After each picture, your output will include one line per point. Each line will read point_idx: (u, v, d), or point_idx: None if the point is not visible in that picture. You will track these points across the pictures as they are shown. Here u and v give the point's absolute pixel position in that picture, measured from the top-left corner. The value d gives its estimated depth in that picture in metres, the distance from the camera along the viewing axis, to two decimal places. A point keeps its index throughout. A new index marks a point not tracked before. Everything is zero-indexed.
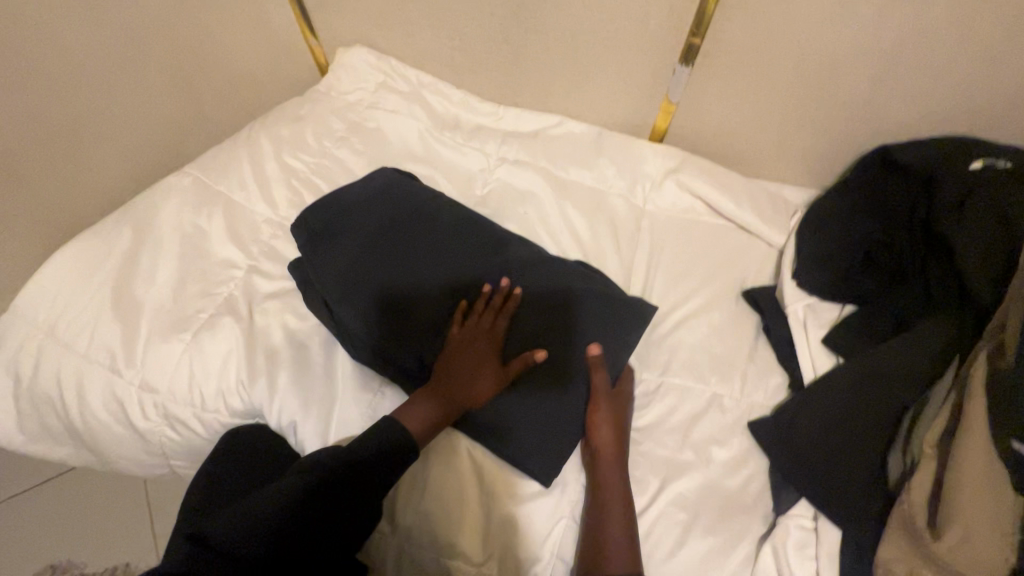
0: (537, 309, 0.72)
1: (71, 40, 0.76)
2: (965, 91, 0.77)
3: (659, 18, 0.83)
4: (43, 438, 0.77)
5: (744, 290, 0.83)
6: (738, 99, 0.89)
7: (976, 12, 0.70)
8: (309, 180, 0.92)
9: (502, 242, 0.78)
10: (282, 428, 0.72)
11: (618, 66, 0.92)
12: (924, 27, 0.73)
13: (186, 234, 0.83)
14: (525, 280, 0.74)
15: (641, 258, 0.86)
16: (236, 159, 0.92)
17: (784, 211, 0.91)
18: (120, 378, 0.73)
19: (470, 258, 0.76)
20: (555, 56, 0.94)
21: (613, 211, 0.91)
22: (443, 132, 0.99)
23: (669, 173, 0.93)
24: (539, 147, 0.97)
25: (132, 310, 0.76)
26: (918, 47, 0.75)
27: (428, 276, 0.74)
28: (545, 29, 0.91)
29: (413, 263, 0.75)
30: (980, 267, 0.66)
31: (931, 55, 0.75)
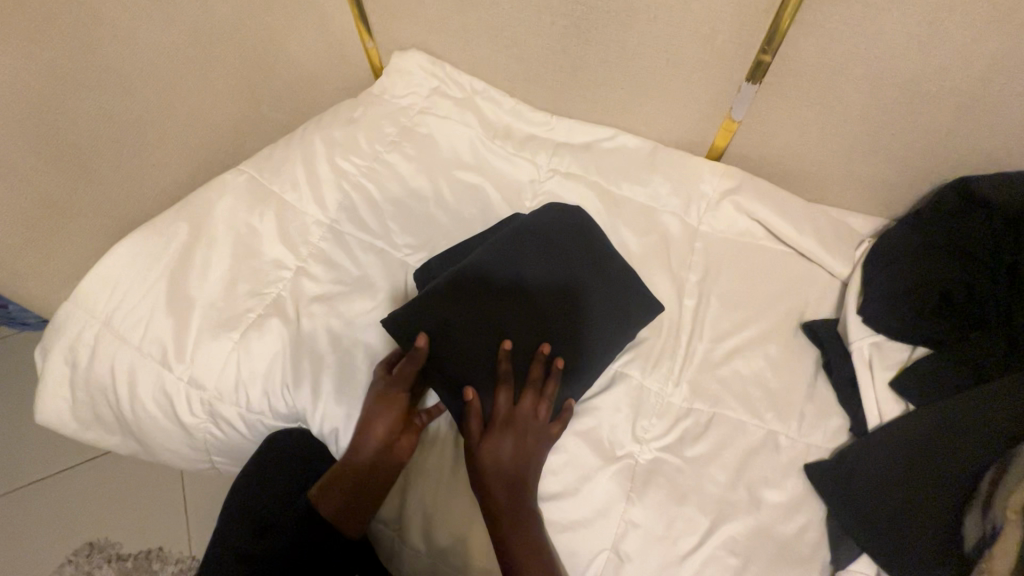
0: (614, 341, 0.72)
1: (144, 38, 0.77)
2: None
3: (728, 34, 0.80)
4: (92, 425, 0.79)
5: (803, 322, 0.79)
6: (806, 120, 0.85)
7: None
8: (359, 183, 0.92)
9: (581, 280, 0.73)
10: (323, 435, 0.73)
11: (679, 81, 0.89)
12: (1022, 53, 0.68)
13: (239, 232, 0.84)
14: (621, 327, 0.73)
15: (693, 281, 0.83)
16: (290, 160, 0.93)
17: (849, 239, 0.86)
18: (170, 372, 0.74)
19: (540, 306, 0.70)
20: (614, 69, 0.92)
21: (665, 231, 0.88)
22: (494, 141, 0.98)
23: (726, 194, 0.90)
24: (591, 160, 0.95)
25: (187, 306, 0.77)
26: (1011, 75, 0.70)
27: (493, 331, 0.67)
28: (607, 40, 0.88)
29: (484, 319, 0.68)
30: None
31: None
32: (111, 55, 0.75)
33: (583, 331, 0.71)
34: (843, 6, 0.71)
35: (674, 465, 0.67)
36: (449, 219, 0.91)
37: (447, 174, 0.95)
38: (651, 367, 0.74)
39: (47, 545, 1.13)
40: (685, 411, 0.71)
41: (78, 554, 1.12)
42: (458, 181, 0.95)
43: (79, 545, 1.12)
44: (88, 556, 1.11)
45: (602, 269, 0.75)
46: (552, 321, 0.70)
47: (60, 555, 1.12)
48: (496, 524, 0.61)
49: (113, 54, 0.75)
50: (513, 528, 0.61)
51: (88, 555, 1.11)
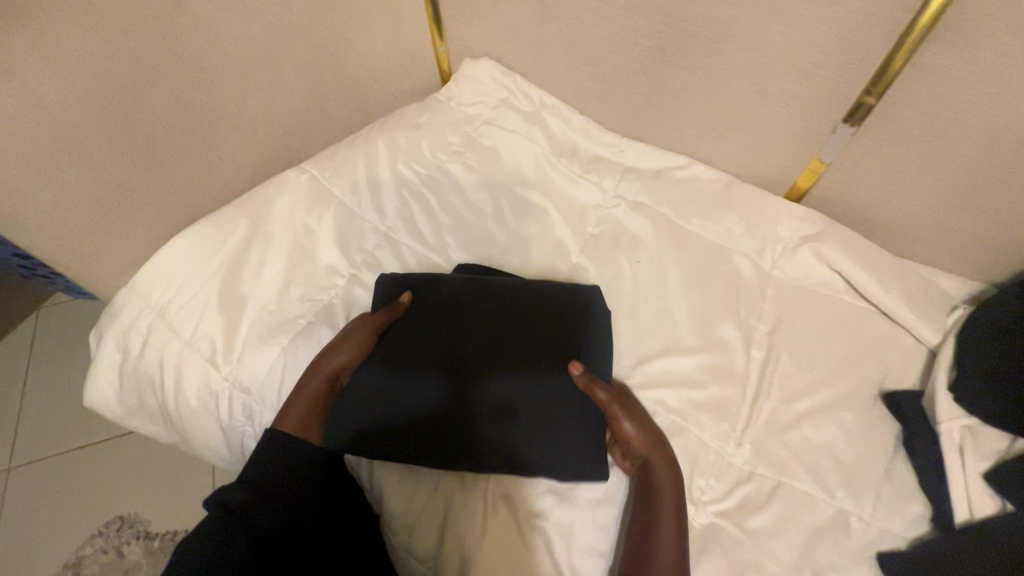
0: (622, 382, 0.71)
1: (222, 30, 0.77)
2: None
3: (828, 70, 0.74)
4: (133, 416, 0.77)
5: (884, 390, 0.72)
6: (904, 169, 0.78)
7: None
8: (419, 193, 0.91)
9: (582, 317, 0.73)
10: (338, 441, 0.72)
11: (765, 116, 0.84)
12: None
13: (296, 233, 0.83)
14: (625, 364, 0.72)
15: (762, 331, 0.78)
16: (351, 162, 0.91)
17: (942, 304, 0.78)
18: (217, 372, 0.73)
19: (519, 326, 0.71)
20: (696, 95, 0.87)
21: (736, 273, 0.83)
22: (559, 160, 0.94)
23: (805, 240, 0.84)
24: (660, 189, 0.90)
25: (243, 305, 0.77)
26: None
27: (454, 350, 0.69)
28: (692, 65, 0.84)
29: (445, 337, 0.70)
30: None
31: None
32: (190, 44, 0.74)
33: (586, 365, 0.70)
34: (971, 52, 0.64)
35: (732, 534, 0.63)
36: (506, 240, 0.88)
37: (508, 192, 0.92)
38: (712, 424, 0.69)
39: (81, 513, 1.15)
40: (747, 475, 0.66)
41: (108, 527, 1.14)
42: (520, 200, 0.91)
43: (110, 518, 1.14)
44: (118, 530, 1.13)
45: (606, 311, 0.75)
46: (539, 347, 0.70)
47: (91, 526, 1.14)
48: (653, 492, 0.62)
49: (192, 45, 0.74)
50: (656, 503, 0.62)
51: (117, 528, 1.13)
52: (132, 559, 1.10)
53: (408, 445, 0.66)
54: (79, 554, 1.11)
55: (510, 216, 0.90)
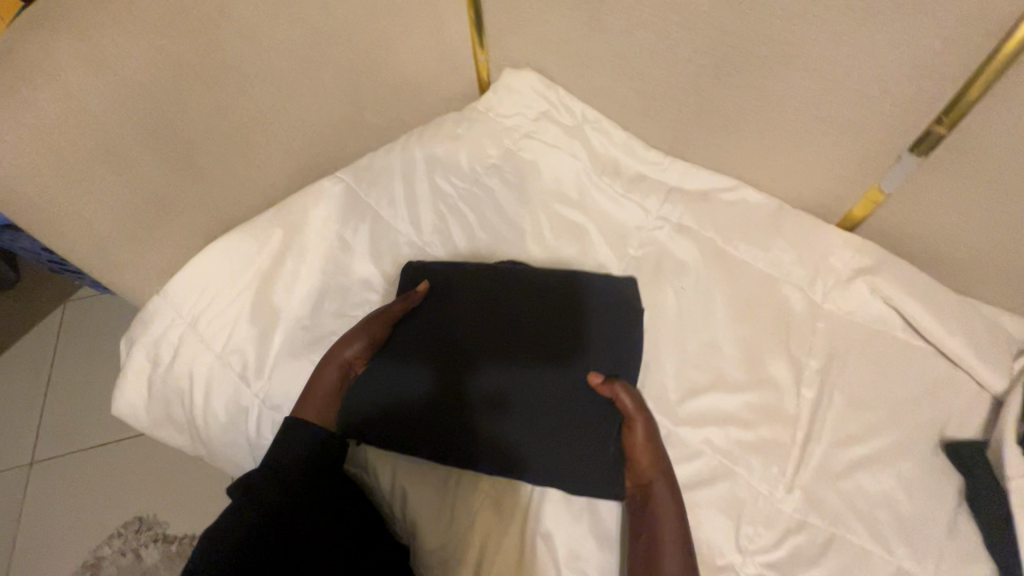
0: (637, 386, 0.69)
1: (264, 36, 0.74)
2: None
3: (898, 98, 0.70)
4: (159, 428, 0.75)
5: (945, 439, 0.68)
6: (972, 204, 0.74)
7: None
8: (455, 207, 0.90)
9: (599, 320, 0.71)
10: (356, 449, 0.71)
11: (823, 141, 0.80)
12: None
13: (332, 246, 0.82)
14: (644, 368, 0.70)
15: (813, 369, 0.74)
16: (388, 172, 0.89)
17: (1007, 348, 0.74)
18: (248, 387, 0.72)
19: (531, 330, 0.71)
20: (749, 117, 0.83)
21: (786, 304, 0.79)
22: (602, 178, 0.91)
23: (860, 272, 0.80)
24: (707, 212, 0.87)
25: (278, 318, 0.76)
26: None
27: (455, 343, 0.71)
28: (749, 86, 0.80)
29: (448, 333, 0.72)
30: None
31: None
32: (233, 51, 0.72)
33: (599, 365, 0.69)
34: None
35: None
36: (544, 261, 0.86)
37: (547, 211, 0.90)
38: (761, 467, 0.66)
39: (101, 512, 1.15)
40: (797, 524, 0.63)
41: (127, 527, 1.13)
42: (559, 218, 0.89)
43: (129, 518, 1.14)
44: (137, 532, 1.12)
45: (630, 306, 0.72)
46: (539, 342, 0.70)
47: (111, 525, 1.13)
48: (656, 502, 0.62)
49: (235, 52, 0.72)
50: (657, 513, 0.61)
51: (136, 530, 1.12)
52: (151, 561, 1.10)
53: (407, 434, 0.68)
54: (98, 553, 1.11)
55: (546, 234, 0.89)
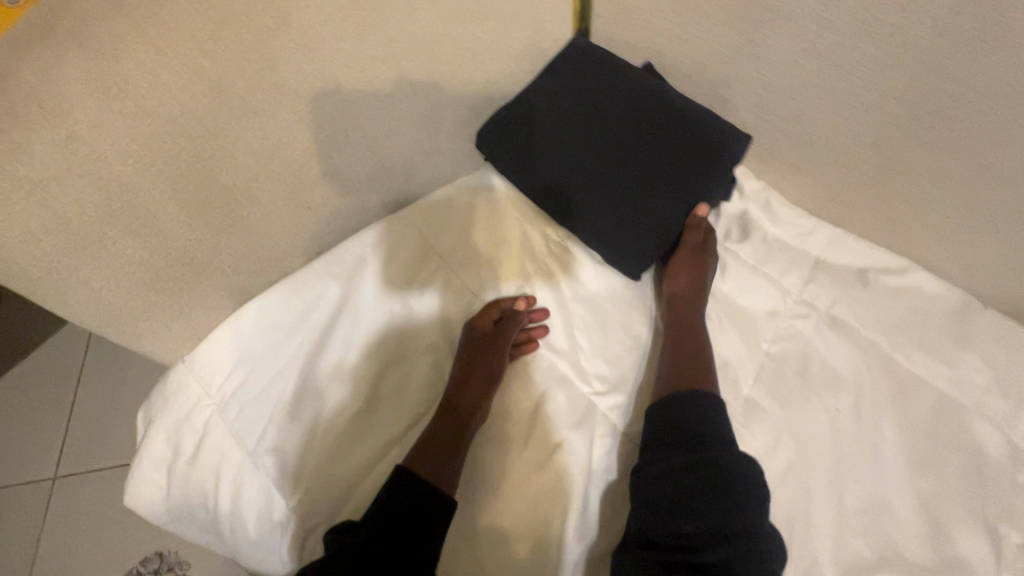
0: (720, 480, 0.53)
1: (326, 52, 0.59)
2: None
3: None
4: (176, 527, 0.62)
5: None
6: None
7: None
8: (549, 271, 0.73)
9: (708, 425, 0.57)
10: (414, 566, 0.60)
11: None
12: None
13: (395, 316, 0.68)
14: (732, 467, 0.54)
15: (1017, 545, 0.56)
16: (469, 220, 0.74)
17: None
18: (287, 495, 0.60)
19: (600, 110, 0.74)
20: (945, 187, 0.63)
21: (977, 447, 0.60)
22: (736, 247, 0.74)
23: None
24: (869, 306, 0.68)
25: (324, 406, 0.63)
26: None
27: (534, 130, 0.75)
28: (961, 149, 0.59)
29: (527, 118, 0.76)
30: None
31: None
32: (291, 72, 0.57)
33: (674, 173, 0.71)
34: None
35: None
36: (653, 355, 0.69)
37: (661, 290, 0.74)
38: None
39: (121, 545, 1.05)
40: None
41: (145, 566, 1.03)
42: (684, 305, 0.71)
43: (148, 555, 1.04)
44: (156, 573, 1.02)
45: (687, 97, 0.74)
46: (624, 106, 0.74)
47: (128, 562, 1.04)
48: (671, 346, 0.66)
49: (293, 70, 0.57)
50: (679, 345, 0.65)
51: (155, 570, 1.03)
52: None
53: (516, 150, 0.75)
54: None
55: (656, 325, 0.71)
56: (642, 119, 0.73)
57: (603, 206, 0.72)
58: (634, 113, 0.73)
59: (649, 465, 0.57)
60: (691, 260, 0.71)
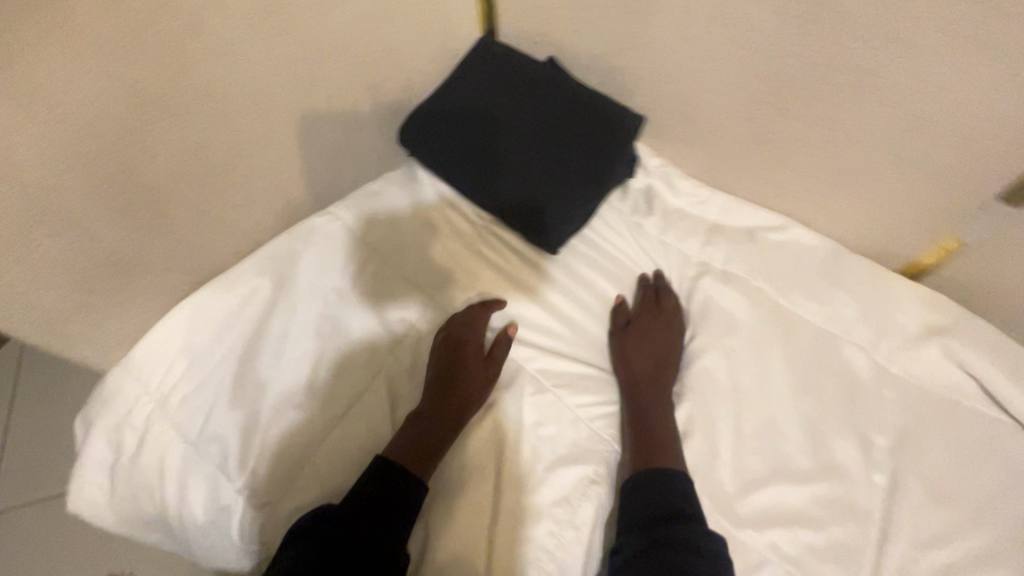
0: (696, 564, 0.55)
1: (240, 57, 0.62)
2: None
3: (993, 141, 0.59)
4: (122, 526, 0.63)
5: None
6: None
7: None
8: (475, 251, 0.78)
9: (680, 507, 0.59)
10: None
11: (893, 183, 0.69)
12: None
13: (328, 302, 0.71)
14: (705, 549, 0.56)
15: (883, 448, 0.65)
16: (394, 210, 0.78)
17: None
18: (231, 481, 0.61)
19: (512, 100, 0.80)
20: (808, 150, 0.72)
21: (849, 371, 0.70)
22: (642, 220, 0.82)
23: (931, 333, 0.71)
24: (757, 260, 0.77)
25: (262, 393, 0.65)
26: None
27: (451, 120, 0.80)
28: (816, 117, 0.68)
29: (444, 108, 0.80)
30: None
31: None
32: (207, 77, 0.60)
33: (582, 156, 0.78)
34: None
35: None
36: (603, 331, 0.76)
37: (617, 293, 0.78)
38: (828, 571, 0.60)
39: None
40: None
41: None
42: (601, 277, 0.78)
43: None
44: None
45: (594, 90, 0.81)
46: (534, 97, 0.80)
47: None
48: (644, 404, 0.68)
49: (207, 74, 0.60)
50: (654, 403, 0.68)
51: None
52: None
53: (436, 140, 0.80)
54: None
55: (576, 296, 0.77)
56: (552, 108, 0.79)
57: (519, 188, 0.77)
58: (544, 103, 0.79)
59: (624, 548, 0.58)
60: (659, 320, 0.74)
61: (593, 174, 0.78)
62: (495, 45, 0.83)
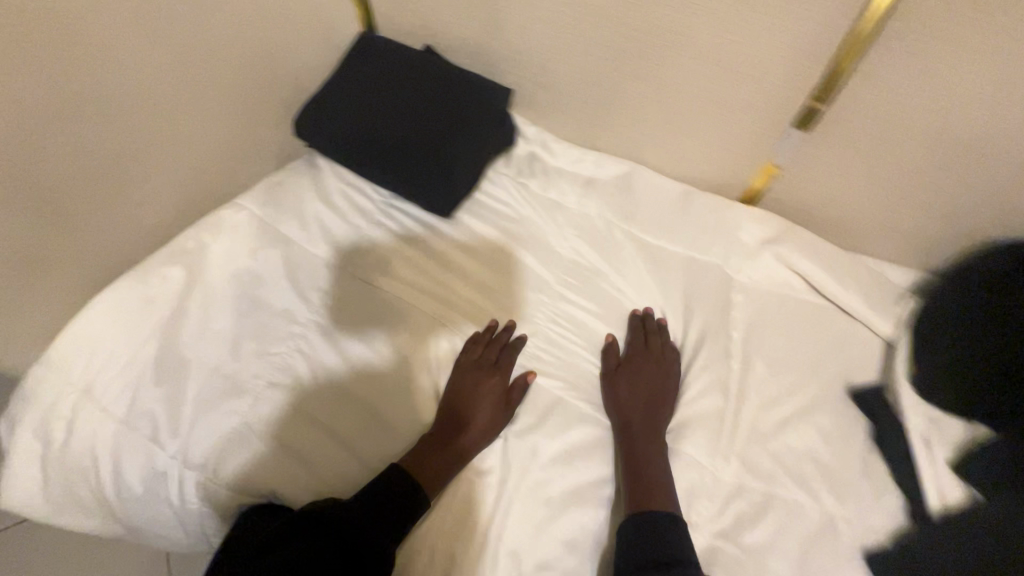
0: None
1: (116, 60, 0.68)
2: None
3: (778, 79, 0.75)
4: (61, 514, 0.66)
5: (850, 386, 0.75)
6: (849, 170, 0.81)
7: None
8: (378, 222, 0.84)
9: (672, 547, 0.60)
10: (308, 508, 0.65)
11: (719, 124, 0.84)
12: None
13: (242, 282, 0.76)
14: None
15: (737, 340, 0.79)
16: (297, 193, 0.84)
17: (890, 294, 0.82)
18: (163, 451, 0.65)
19: (397, 85, 0.88)
20: (651, 104, 0.85)
21: (707, 284, 0.83)
22: (527, 182, 0.92)
23: (766, 244, 0.86)
24: (625, 205, 0.89)
25: (185, 371, 0.69)
26: None
27: (344, 108, 0.87)
28: (650, 75, 0.82)
29: (336, 98, 0.88)
30: None
31: None
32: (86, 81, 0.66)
33: (464, 128, 0.86)
34: (926, 53, 0.64)
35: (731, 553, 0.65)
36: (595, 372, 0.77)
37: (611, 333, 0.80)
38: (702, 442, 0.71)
39: None
40: (738, 489, 0.68)
41: None
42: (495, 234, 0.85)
43: None
44: None
45: (472, 73, 0.90)
46: (417, 81, 0.88)
47: None
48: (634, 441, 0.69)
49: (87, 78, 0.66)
50: (644, 441, 0.69)
51: None
52: None
53: (331, 126, 0.86)
54: None
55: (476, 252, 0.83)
56: (434, 90, 0.88)
57: (410, 161, 0.85)
58: (426, 85, 0.88)
59: None
60: (649, 360, 0.76)
61: (474, 143, 0.87)
62: (374, 37, 0.90)
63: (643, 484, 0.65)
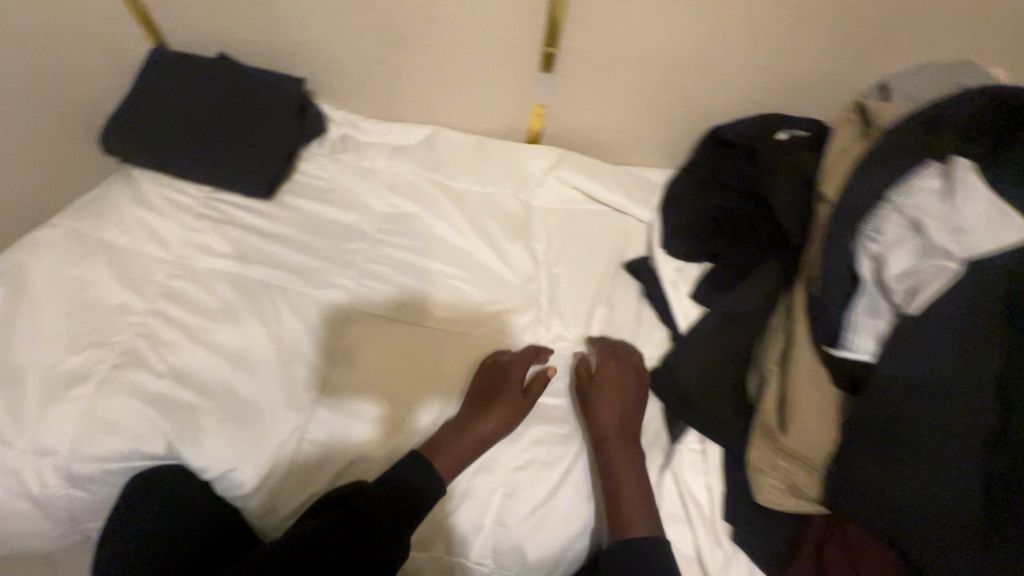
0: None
1: None
2: (756, 84, 0.94)
3: (513, 33, 0.92)
4: None
5: (624, 262, 0.95)
6: (593, 98, 1.01)
7: (747, 18, 0.86)
8: (201, 213, 0.91)
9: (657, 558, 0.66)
10: (170, 455, 0.71)
11: (486, 79, 1.00)
12: (713, 34, 0.88)
13: (69, 287, 0.80)
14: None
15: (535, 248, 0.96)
16: (114, 203, 0.90)
17: (647, 189, 1.03)
18: (12, 449, 0.69)
19: (196, 91, 0.95)
20: (427, 72, 1.00)
21: (506, 209, 0.99)
22: (342, 157, 1.02)
23: (549, 171, 1.03)
24: (430, 161, 1.02)
25: (22, 377, 0.73)
26: (713, 53, 0.91)
27: (147, 118, 0.93)
28: (417, 47, 0.96)
29: (139, 111, 0.94)
30: (789, 205, 0.80)
31: (725, 58, 0.91)
32: None
33: (267, 119, 0.96)
34: None
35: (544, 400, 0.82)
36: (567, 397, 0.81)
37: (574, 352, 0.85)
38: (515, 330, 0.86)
39: None
40: None
41: None
42: (315, 203, 0.95)
43: None
44: None
45: (269, 72, 0.99)
46: (215, 84, 0.96)
47: None
48: (611, 457, 0.73)
49: None
50: (626, 456, 0.73)
51: None
52: None
53: (139, 136, 0.93)
54: None
55: (296, 221, 0.93)
56: (232, 90, 0.96)
57: (221, 155, 0.93)
58: (224, 87, 0.96)
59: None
60: (612, 375, 0.79)
61: (279, 130, 0.96)
62: (164, 51, 0.98)
63: (627, 503, 0.70)
